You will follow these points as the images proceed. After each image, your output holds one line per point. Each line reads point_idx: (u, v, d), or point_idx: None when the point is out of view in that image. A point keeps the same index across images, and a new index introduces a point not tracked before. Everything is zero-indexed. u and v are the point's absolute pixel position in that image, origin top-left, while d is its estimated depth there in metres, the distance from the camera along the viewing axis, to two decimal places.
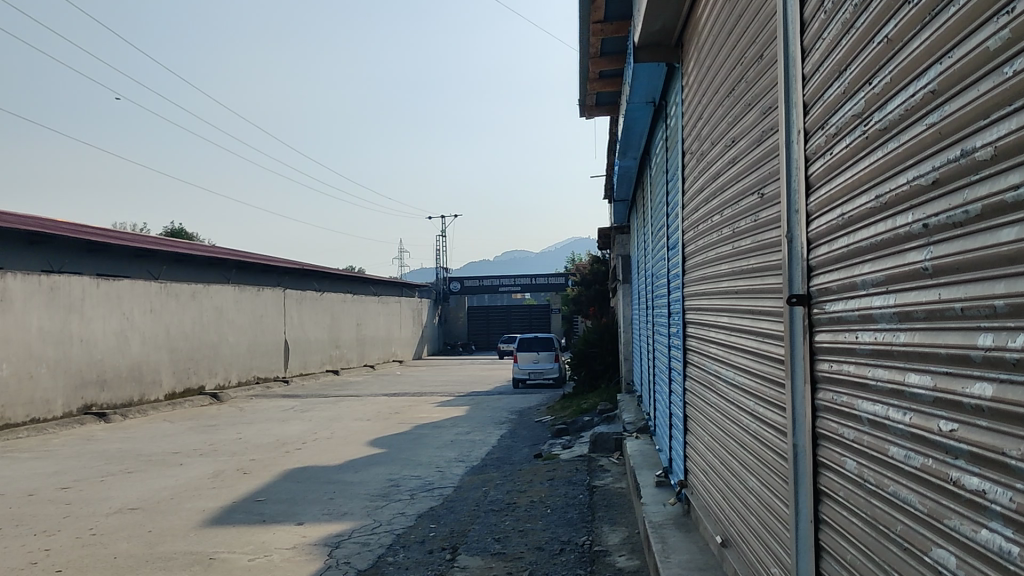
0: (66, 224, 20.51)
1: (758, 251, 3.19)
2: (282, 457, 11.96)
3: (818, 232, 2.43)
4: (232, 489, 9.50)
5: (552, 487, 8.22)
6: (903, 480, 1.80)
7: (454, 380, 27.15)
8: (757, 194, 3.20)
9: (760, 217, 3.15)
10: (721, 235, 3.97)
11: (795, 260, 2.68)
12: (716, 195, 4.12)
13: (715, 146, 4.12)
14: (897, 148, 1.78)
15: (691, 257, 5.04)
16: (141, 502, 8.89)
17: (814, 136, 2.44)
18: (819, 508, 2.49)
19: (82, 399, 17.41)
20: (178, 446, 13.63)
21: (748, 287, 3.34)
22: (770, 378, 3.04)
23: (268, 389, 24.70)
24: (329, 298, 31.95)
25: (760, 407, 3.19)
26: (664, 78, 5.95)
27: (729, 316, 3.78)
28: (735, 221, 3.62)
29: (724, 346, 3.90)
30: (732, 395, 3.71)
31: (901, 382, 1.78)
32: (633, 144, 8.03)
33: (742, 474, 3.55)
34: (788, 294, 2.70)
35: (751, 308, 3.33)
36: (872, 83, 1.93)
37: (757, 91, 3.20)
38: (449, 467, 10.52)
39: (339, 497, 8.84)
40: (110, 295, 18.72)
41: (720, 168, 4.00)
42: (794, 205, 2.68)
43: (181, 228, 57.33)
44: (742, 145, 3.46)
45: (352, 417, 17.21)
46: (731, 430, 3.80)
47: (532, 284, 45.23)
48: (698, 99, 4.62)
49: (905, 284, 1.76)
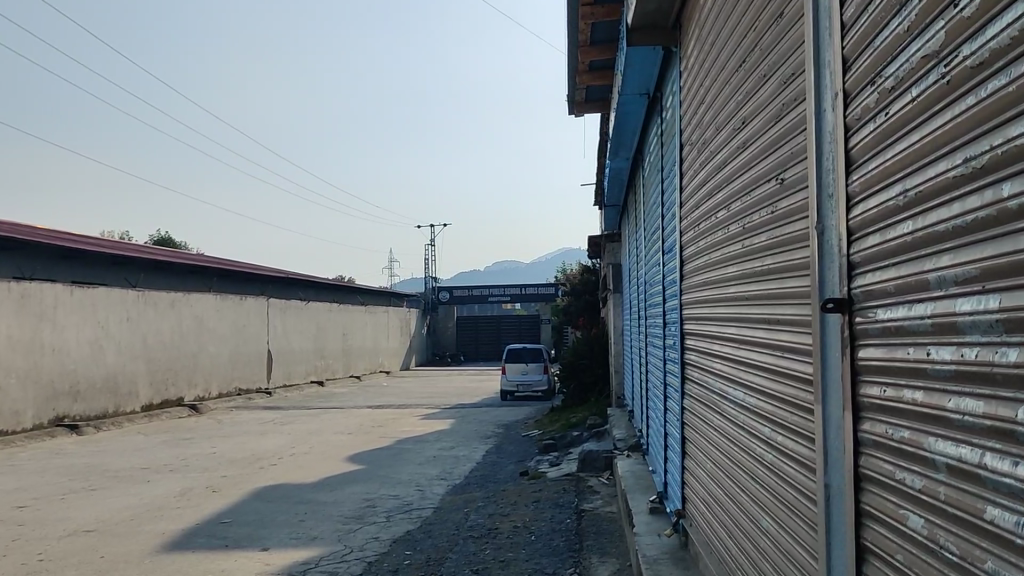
0: (44, 229, 19.94)
1: (777, 250, 2.66)
2: (254, 474, 11.37)
3: (865, 218, 1.90)
4: (197, 509, 8.92)
5: (538, 510, 7.66)
6: (1010, 558, 1.28)
7: (441, 392, 26.61)
8: (777, 180, 2.68)
9: (779, 208, 2.63)
10: (729, 232, 3.43)
11: (829, 255, 2.16)
12: (721, 187, 3.62)
13: (721, 129, 3.60)
14: (1008, 87, 1.28)
15: (689, 258, 4.52)
16: (96, 524, 8.32)
17: (860, 94, 1.92)
18: (863, 570, 1.97)
19: (53, 410, 16.80)
20: (149, 460, 13.06)
21: (764, 291, 2.81)
22: (790, 401, 2.52)
23: (249, 401, 24.11)
24: (314, 308, 31.47)
25: (777, 435, 2.67)
26: (661, 66, 5.45)
27: (739, 327, 3.25)
28: (746, 216, 3.09)
29: (732, 360, 3.38)
30: (742, 419, 3.17)
31: (1011, 422, 1.27)
32: (626, 143, 7.51)
33: (754, 514, 3.02)
34: (822, 299, 2.17)
35: (767, 318, 2.80)
36: (959, 3, 1.41)
37: (778, 56, 2.67)
38: (430, 486, 9.98)
39: (311, 519, 8.28)
40: (84, 303, 18.15)
41: (727, 157, 3.47)
42: (830, 189, 2.16)
43: (167, 236, 56.82)
44: (756, 127, 2.93)
45: (333, 431, 16.62)
46: (738, 459, 3.27)
47: (521, 293, 44.69)
48: (700, 82, 4.09)
49: (1019, 278, 1.25)
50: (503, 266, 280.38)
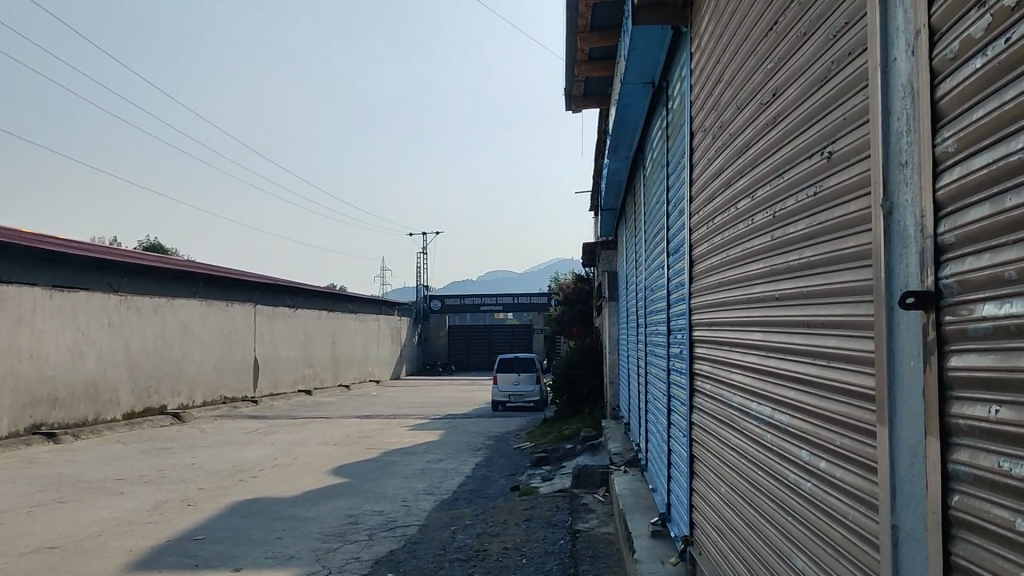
0: (27, 232, 19.44)
1: (819, 240, 2.23)
2: (233, 486, 10.86)
3: (969, 187, 1.48)
4: (169, 525, 8.44)
5: (529, 529, 7.21)
6: None
7: (430, 403, 26.13)
8: (819, 153, 2.26)
9: (824, 191, 2.20)
10: (753, 224, 2.99)
11: (900, 240, 1.73)
12: (741, 171, 3.19)
13: (741, 108, 3.17)
14: None
15: (700, 256, 4.12)
16: (60, 540, 7.80)
17: (955, 22, 1.51)
18: None
19: (30, 417, 16.25)
20: (124, 471, 12.55)
21: (801, 290, 2.37)
22: (842, 421, 2.07)
23: (235, 410, 23.58)
24: (303, 316, 31.01)
25: (821, 461, 2.22)
26: (668, 51, 5.04)
27: (765, 334, 2.82)
28: (778, 204, 2.66)
29: (756, 370, 2.94)
30: (770, 439, 2.72)
31: None
32: (625, 139, 7.11)
33: (783, 552, 2.56)
34: (895, 292, 1.74)
35: (804, 322, 2.36)
36: None
37: (818, 11, 2.27)
38: (416, 501, 9.52)
39: (288, 536, 7.80)
40: (63, 307, 17.67)
41: (750, 136, 3.03)
42: (903, 155, 1.73)
43: (157, 244, 56.72)
44: (794, 95, 2.49)
45: (318, 441, 16.12)
46: (762, 486, 2.83)
47: (513, 303, 44.27)
48: (714, 63, 3.68)
49: None
50: (496, 275, 280.12)
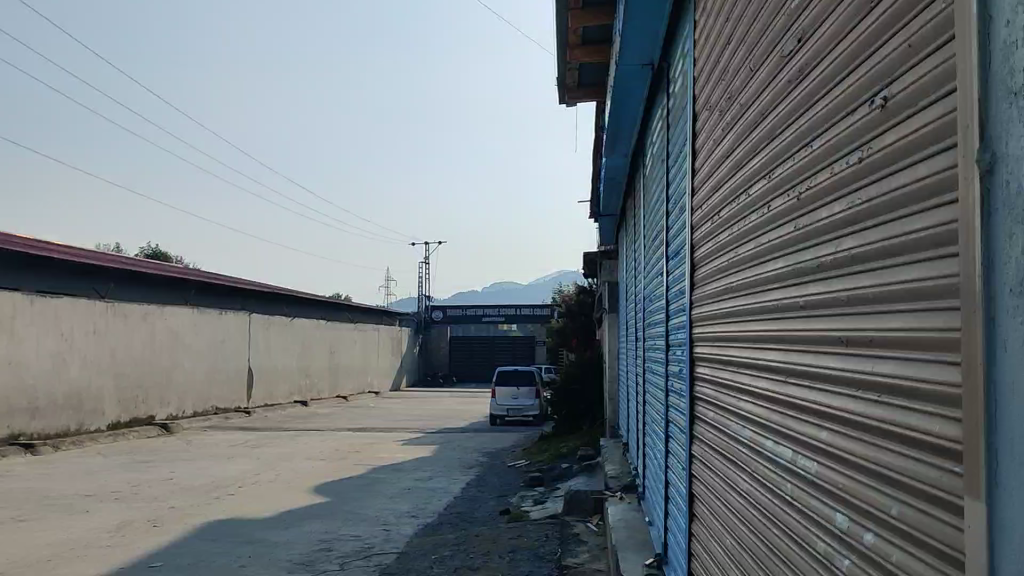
0: (15, 235, 18.84)
1: (869, 222, 1.60)
2: (207, 505, 10.20)
3: None
4: (126, 549, 7.80)
5: (512, 563, 6.58)
6: None
7: (427, 415, 25.47)
8: (871, 102, 1.61)
9: (872, 157, 1.58)
10: (771, 212, 2.35)
11: (1009, 207, 1.10)
12: (755, 147, 2.56)
13: (756, 70, 2.53)
14: None
15: (703, 252, 3.50)
16: (4, 566, 7.15)
17: None
18: None
19: (8, 427, 15.63)
20: (96, 486, 11.89)
21: (841, 301, 1.74)
22: (899, 482, 1.46)
23: (225, 421, 22.91)
24: (299, 325, 30.42)
25: (869, 533, 1.59)
26: (668, 24, 4.43)
27: (786, 351, 2.20)
28: (805, 181, 2.03)
29: (772, 394, 2.30)
30: (793, 487, 2.08)
31: None
32: (623, 135, 6.52)
33: None
34: (1013, 287, 1.08)
35: (845, 339, 1.73)
36: None
37: None
38: (397, 524, 8.89)
39: (252, 564, 7.16)
40: (46, 313, 17.09)
41: (767, 101, 2.40)
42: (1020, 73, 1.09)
43: (156, 250, 56.56)
44: (830, 26, 1.85)
45: (304, 456, 15.46)
46: (779, 547, 2.19)
47: (516, 314, 43.67)
48: (721, 22, 3.05)
49: None
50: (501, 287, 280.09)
